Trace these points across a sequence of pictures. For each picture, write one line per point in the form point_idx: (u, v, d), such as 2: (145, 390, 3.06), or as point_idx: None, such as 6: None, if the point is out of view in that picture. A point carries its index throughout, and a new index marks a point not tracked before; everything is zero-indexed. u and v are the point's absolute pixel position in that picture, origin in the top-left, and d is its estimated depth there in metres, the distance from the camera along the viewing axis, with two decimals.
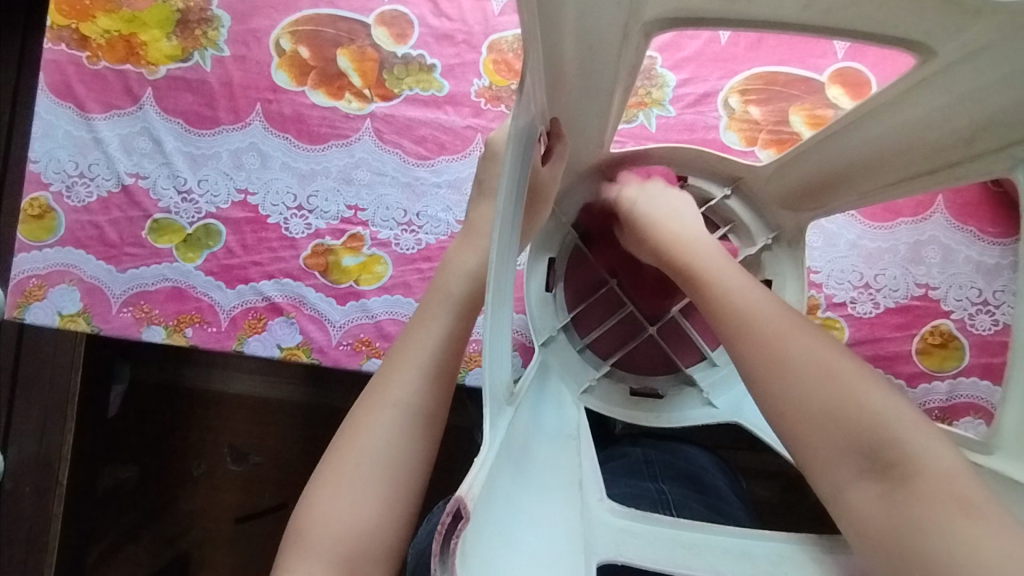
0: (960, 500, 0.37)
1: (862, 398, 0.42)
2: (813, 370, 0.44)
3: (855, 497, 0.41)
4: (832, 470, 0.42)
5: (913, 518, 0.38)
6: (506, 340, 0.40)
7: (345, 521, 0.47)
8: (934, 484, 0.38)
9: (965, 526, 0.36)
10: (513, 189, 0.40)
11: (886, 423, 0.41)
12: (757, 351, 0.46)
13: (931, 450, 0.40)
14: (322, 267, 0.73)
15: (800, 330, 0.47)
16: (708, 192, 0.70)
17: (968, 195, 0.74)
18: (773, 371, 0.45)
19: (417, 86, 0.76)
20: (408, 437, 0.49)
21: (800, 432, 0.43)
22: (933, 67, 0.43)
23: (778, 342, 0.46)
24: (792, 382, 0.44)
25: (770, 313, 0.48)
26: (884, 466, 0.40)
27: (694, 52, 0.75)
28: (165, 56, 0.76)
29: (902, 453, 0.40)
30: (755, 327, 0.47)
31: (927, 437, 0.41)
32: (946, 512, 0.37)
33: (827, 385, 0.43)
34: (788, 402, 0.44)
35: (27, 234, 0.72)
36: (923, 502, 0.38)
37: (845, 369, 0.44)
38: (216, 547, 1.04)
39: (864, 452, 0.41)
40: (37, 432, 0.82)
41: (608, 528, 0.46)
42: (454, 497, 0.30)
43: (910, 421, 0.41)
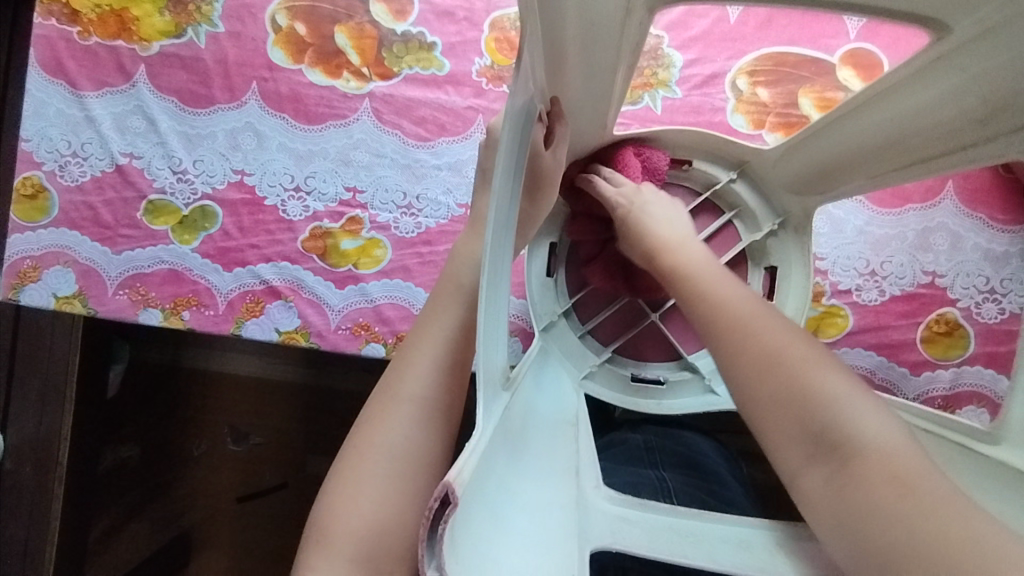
0: (900, 480, 0.35)
1: (806, 379, 0.40)
2: (759, 354, 0.42)
3: (807, 482, 0.39)
4: (786, 456, 0.40)
5: (856, 500, 0.36)
6: (503, 325, 0.40)
7: (368, 519, 0.44)
8: (874, 465, 0.36)
9: (903, 507, 0.34)
10: (509, 171, 0.38)
11: (829, 403, 0.39)
12: (715, 338, 0.46)
13: (877, 429, 0.38)
14: (321, 250, 0.72)
15: (756, 315, 0.45)
16: (714, 176, 0.69)
17: (978, 181, 0.73)
18: (727, 359, 0.44)
19: (416, 65, 0.74)
20: (427, 429, 0.48)
21: (756, 419, 0.42)
22: (947, 46, 0.42)
23: (733, 327, 0.45)
24: (741, 366, 0.43)
25: (731, 300, 0.47)
26: (829, 449, 0.38)
27: (702, 31, 0.73)
28: (158, 32, 0.74)
29: (843, 433, 0.38)
30: (712, 313, 0.47)
31: (875, 417, 0.38)
32: (885, 493, 0.35)
33: (771, 367, 0.42)
34: (741, 388, 0.43)
35: (21, 214, 0.71)
36: (864, 482, 0.36)
37: (794, 353, 0.42)
38: (217, 523, 1.06)
39: (810, 436, 0.39)
40: (36, 412, 0.81)
41: (606, 515, 0.45)
42: (442, 481, 0.27)
43: (860, 401, 0.39)
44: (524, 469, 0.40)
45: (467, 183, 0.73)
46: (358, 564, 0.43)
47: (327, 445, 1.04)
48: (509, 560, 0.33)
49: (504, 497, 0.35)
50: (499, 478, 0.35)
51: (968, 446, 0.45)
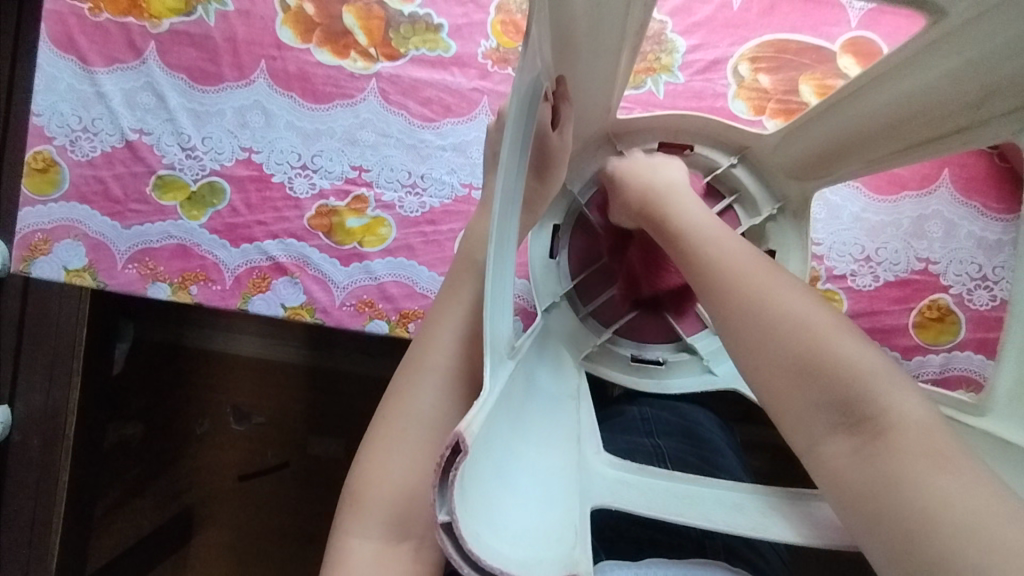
0: (929, 452, 0.38)
1: (838, 352, 0.42)
2: (793, 329, 0.44)
3: (831, 450, 0.41)
4: (809, 426, 0.42)
5: (885, 471, 0.38)
6: (508, 296, 0.41)
7: (400, 484, 0.46)
8: (905, 437, 0.38)
9: (938, 477, 0.36)
10: (515, 147, 0.40)
11: (861, 379, 0.41)
12: (743, 305, 0.46)
13: (903, 402, 0.40)
14: (326, 228, 0.73)
15: (786, 289, 0.46)
16: (714, 161, 0.70)
17: (974, 170, 0.74)
18: (755, 333, 0.45)
19: (423, 46, 0.75)
20: (453, 399, 0.48)
21: (777, 392, 0.44)
22: (942, 30, 0.43)
23: (763, 302, 0.46)
24: (771, 338, 0.44)
25: (755, 275, 0.48)
26: (857, 421, 0.40)
27: (706, 17, 0.74)
28: (169, 9, 0.75)
29: (875, 407, 0.40)
30: (740, 280, 0.48)
31: (901, 390, 0.41)
32: (919, 464, 0.37)
33: (806, 339, 0.43)
34: (768, 362, 0.44)
35: (32, 188, 0.73)
36: (895, 453, 0.38)
37: (824, 329, 0.43)
38: (217, 501, 1.07)
39: (839, 408, 0.41)
40: (44, 385, 0.83)
41: (605, 479, 0.47)
42: (453, 430, 0.29)
43: (886, 375, 0.41)
44: (527, 435, 0.41)
45: (470, 164, 0.75)
46: (390, 527, 0.45)
47: (328, 424, 1.06)
48: (515, 516, 0.34)
49: (508, 457, 0.37)
50: (504, 440, 0.37)
51: (954, 417, 0.47)
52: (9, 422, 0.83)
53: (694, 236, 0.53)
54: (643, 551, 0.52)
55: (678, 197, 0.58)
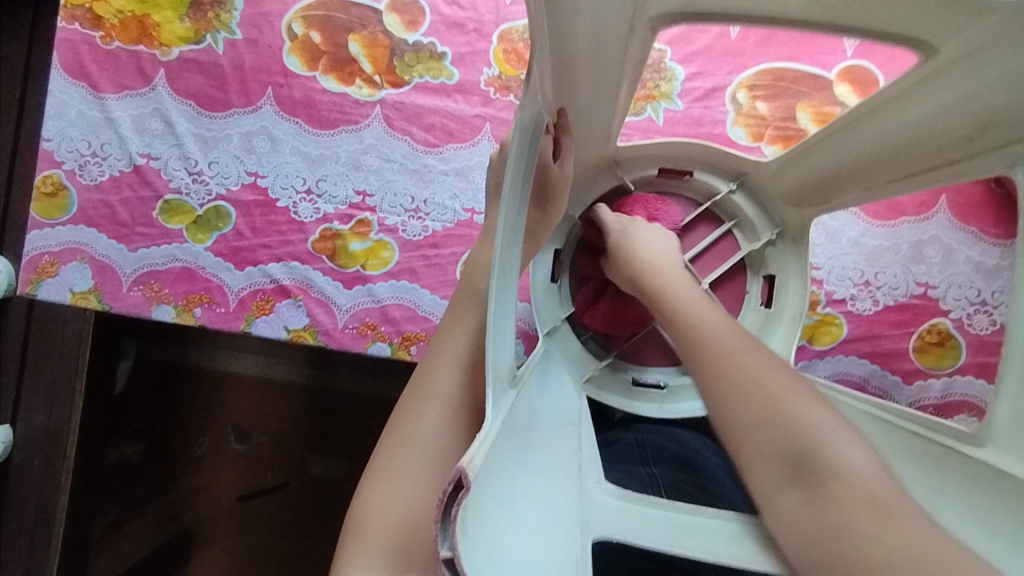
0: (871, 504, 0.37)
1: (787, 407, 0.43)
2: (751, 383, 0.45)
3: (783, 504, 0.41)
4: (763, 479, 0.43)
5: (829, 523, 0.38)
6: (509, 327, 0.41)
7: (402, 514, 0.46)
8: (849, 489, 0.38)
9: (877, 525, 0.36)
10: (517, 179, 0.40)
11: (810, 431, 0.41)
12: (704, 362, 0.48)
13: (851, 455, 0.40)
14: (330, 251, 0.74)
15: (747, 346, 0.48)
16: (714, 187, 0.71)
17: (971, 195, 0.75)
18: (714, 387, 0.47)
19: (427, 74, 0.77)
20: (456, 428, 0.48)
21: (734, 447, 0.45)
22: (935, 65, 0.44)
23: (724, 356, 0.47)
24: (730, 393, 0.45)
25: (719, 331, 0.50)
26: (804, 473, 0.40)
27: (704, 46, 0.76)
28: (178, 37, 0.77)
29: (823, 459, 0.40)
30: (703, 339, 0.50)
31: (848, 444, 0.41)
32: (856, 515, 0.37)
33: (757, 394, 0.44)
34: (726, 414, 0.45)
35: (40, 211, 0.74)
36: (838, 505, 0.38)
37: (778, 382, 0.44)
38: (216, 522, 1.07)
39: (791, 461, 0.41)
40: (47, 405, 0.83)
41: (606, 507, 0.47)
42: (456, 466, 0.29)
43: (834, 429, 0.41)
44: (529, 463, 0.41)
45: (473, 189, 0.75)
46: (392, 557, 0.45)
47: (328, 444, 1.05)
48: (516, 548, 0.35)
49: (511, 489, 0.37)
50: (506, 471, 0.37)
51: (955, 448, 0.46)
52: (11, 441, 0.83)
53: (671, 295, 0.55)
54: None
55: (658, 256, 0.60)
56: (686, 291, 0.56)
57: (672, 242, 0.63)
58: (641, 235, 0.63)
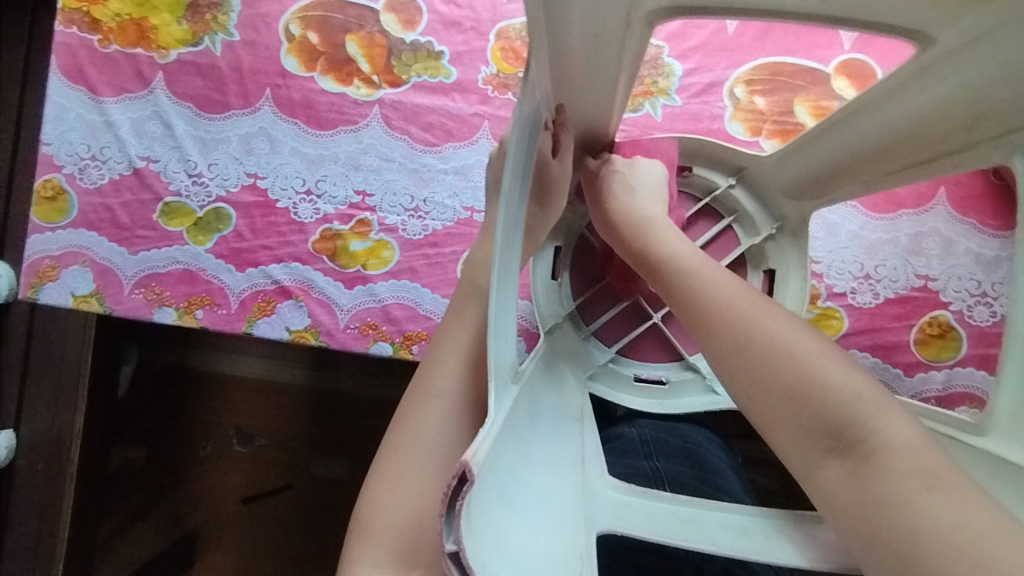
0: (924, 474, 0.35)
1: (821, 375, 0.39)
2: (778, 354, 0.41)
3: (823, 478, 0.38)
4: (799, 452, 0.39)
5: (881, 499, 0.35)
6: (511, 323, 0.42)
7: (407, 511, 0.46)
8: (896, 460, 0.36)
9: (935, 501, 0.33)
10: (516, 175, 0.41)
11: (848, 398, 0.38)
12: (723, 331, 0.44)
13: (892, 421, 0.37)
14: (330, 251, 0.74)
15: (766, 309, 0.44)
16: (713, 182, 0.71)
17: (969, 187, 0.75)
18: (734, 357, 0.43)
19: (425, 73, 0.77)
20: (459, 425, 0.49)
21: (761, 421, 0.41)
22: (932, 55, 0.44)
23: (743, 323, 0.43)
24: (755, 365, 0.41)
25: (734, 297, 0.45)
26: (847, 444, 0.37)
27: (701, 42, 0.76)
28: (176, 40, 0.77)
29: (865, 428, 0.37)
30: (719, 308, 0.45)
31: (887, 409, 0.38)
32: (910, 488, 0.34)
33: (788, 363, 0.40)
34: (752, 385, 0.41)
35: (40, 216, 0.74)
36: (888, 479, 0.35)
37: (808, 348, 0.41)
38: (220, 525, 1.07)
39: (829, 432, 0.38)
40: (49, 410, 0.83)
41: (610, 501, 0.47)
42: (460, 459, 0.30)
43: (871, 395, 0.38)
44: (532, 458, 0.42)
45: (472, 187, 0.76)
46: (397, 554, 0.45)
47: (331, 445, 1.06)
48: (521, 541, 0.35)
49: (514, 483, 0.37)
50: (510, 466, 0.37)
51: (957, 438, 0.47)
52: (14, 446, 0.83)
53: (676, 263, 0.51)
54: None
55: (656, 218, 0.57)
56: (689, 256, 0.52)
57: (660, 208, 0.60)
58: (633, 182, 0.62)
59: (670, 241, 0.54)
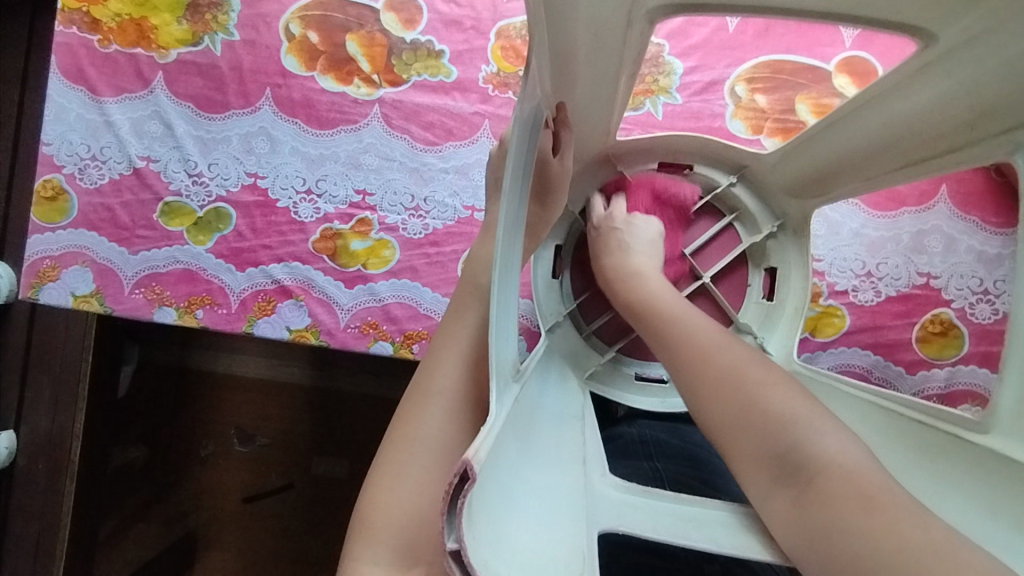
0: (858, 495, 0.36)
1: (762, 403, 0.43)
2: (727, 384, 0.46)
3: (774, 505, 0.41)
4: (755, 482, 0.43)
5: (820, 519, 0.37)
6: (512, 321, 0.41)
7: (408, 510, 0.46)
8: (833, 479, 0.38)
9: (862, 515, 0.35)
10: (518, 173, 0.40)
11: (789, 425, 0.41)
12: (686, 370, 0.49)
13: (832, 444, 0.40)
14: (331, 251, 0.74)
15: (726, 349, 0.49)
16: (714, 180, 0.71)
17: (971, 184, 0.75)
18: (695, 393, 0.48)
19: (425, 72, 0.77)
20: (460, 423, 0.48)
21: (727, 453, 0.45)
22: (933, 53, 0.44)
23: (703, 361, 0.48)
24: (710, 398, 0.46)
25: (701, 337, 0.51)
26: (791, 470, 0.40)
27: (702, 40, 0.76)
28: (176, 40, 0.77)
29: (804, 452, 0.40)
30: (684, 346, 0.51)
31: (830, 434, 0.41)
32: (845, 508, 0.36)
33: (734, 395, 0.45)
34: (711, 419, 0.46)
35: (40, 216, 0.74)
36: (823, 499, 0.38)
37: (755, 380, 0.45)
38: (220, 525, 1.07)
39: (774, 459, 0.41)
40: (50, 410, 0.83)
41: (612, 500, 0.47)
42: (461, 458, 0.29)
43: (813, 421, 0.41)
44: (533, 457, 0.41)
45: (473, 187, 0.75)
46: (399, 552, 0.45)
47: (332, 445, 1.06)
48: (523, 541, 0.35)
49: (516, 482, 0.37)
50: (511, 465, 0.37)
51: (959, 435, 0.46)
52: (15, 446, 0.83)
53: (655, 306, 0.57)
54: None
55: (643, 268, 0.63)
56: (669, 301, 0.57)
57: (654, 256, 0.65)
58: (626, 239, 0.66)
59: (653, 286, 0.60)
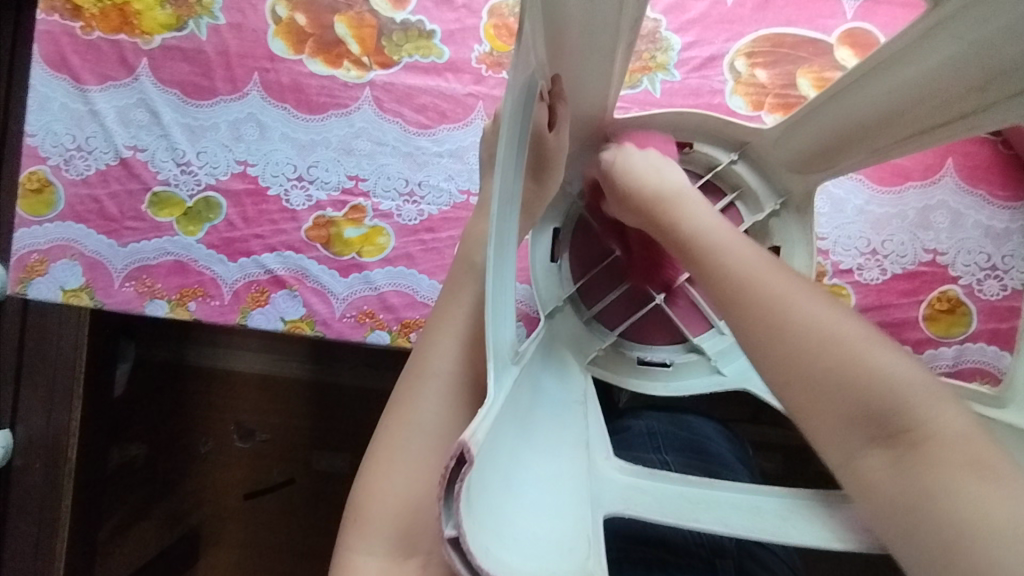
0: (972, 464, 0.35)
1: (867, 360, 0.39)
2: (819, 334, 0.40)
3: (865, 464, 0.38)
4: (838, 442, 0.39)
5: (929, 487, 0.35)
6: (510, 302, 0.40)
7: (402, 497, 0.45)
8: (946, 452, 0.36)
9: (986, 490, 0.34)
10: (512, 144, 0.39)
11: (895, 386, 0.38)
12: (756, 311, 0.42)
13: (938, 410, 0.38)
14: (324, 239, 0.72)
15: (806, 293, 0.42)
16: (715, 158, 0.69)
17: (977, 158, 0.73)
18: (771, 341, 0.41)
19: (416, 53, 0.75)
20: (456, 406, 0.47)
21: (805, 404, 0.40)
22: (943, 12, 0.42)
23: (783, 303, 0.42)
24: (797, 349, 0.40)
25: (767, 272, 0.44)
26: (892, 434, 0.37)
27: (700, 14, 0.74)
28: (160, 25, 0.75)
29: (911, 419, 0.37)
30: (752, 283, 0.43)
31: (933, 396, 0.38)
32: (960, 477, 0.35)
33: (827, 347, 0.39)
34: (788, 366, 0.40)
35: (26, 209, 0.72)
36: (937, 468, 0.36)
37: (849, 330, 0.40)
38: (223, 521, 1.06)
39: (874, 421, 0.38)
40: (45, 409, 0.82)
41: (615, 484, 0.46)
42: (457, 440, 0.28)
43: (915, 382, 0.38)
44: (534, 442, 0.40)
45: (468, 170, 0.74)
46: (394, 541, 0.44)
47: (331, 439, 1.04)
48: (524, 524, 0.34)
49: (516, 466, 0.36)
50: (511, 449, 0.35)
51: (976, 410, 0.46)
52: (11, 446, 0.82)
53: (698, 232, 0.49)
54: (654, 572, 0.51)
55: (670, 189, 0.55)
56: (712, 228, 0.49)
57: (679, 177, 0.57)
58: (638, 163, 0.58)
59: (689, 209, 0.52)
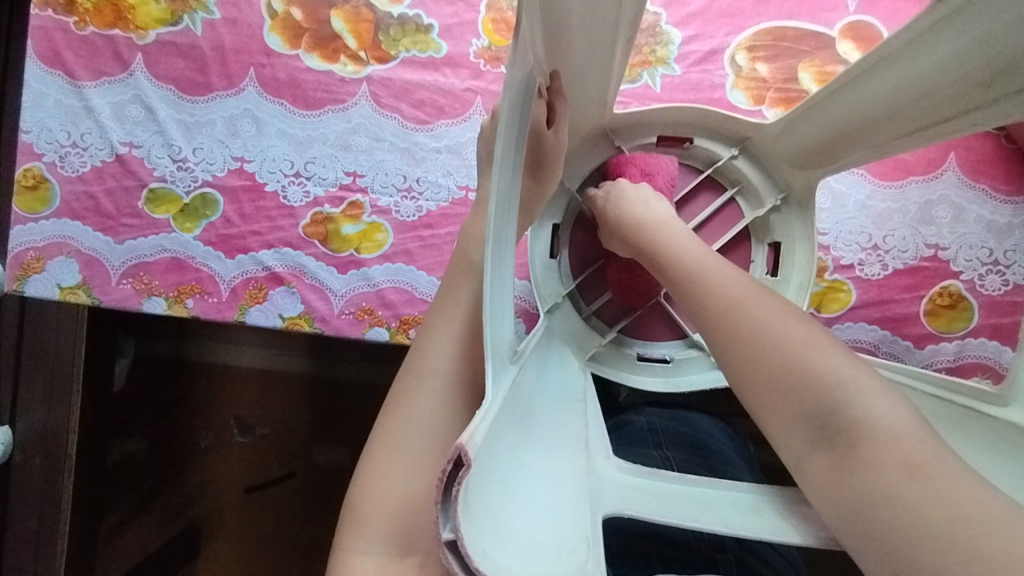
0: (906, 463, 0.34)
1: (806, 362, 0.40)
2: (760, 339, 0.42)
3: (813, 469, 0.39)
4: (788, 445, 0.40)
5: (862, 487, 0.35)
6: (509, 302, 0.40)
7: (400, 497, 0.45)
8: (883, 449, 0.36)
9: (914, 489, 0.33)
10: (510, 142, 0.38)
11: (832, 387, 0.38)
12: (710, 321, 0.45)
13: (880, 410, 0.37)
14: (322, 236, 0.72)
15: (758, 301, 0.44)
16: (716, 153, 0.69)
17: (980, 152, 0.73)
18: (723, 350, 0.44)
19: (414, 48, 0.74)
20: (454, 405, 0.47)
21: (757, 408, 0.42)
22: (947, 7, 0.42)
23: (731, 312, 0.44)
24: (743, 356, 0.42)
25: (723, 283, 0.47)
26: (832, 435, 0.38)
27: (700, 7, 0.73)
28: (155, 20, 0.74)
29: (849, 419, 0.37)
30: (706, 296, 0.46)
31: (877, 398, 0.38)
32: (892, 476, 0.34)
33: (769, 351, 0.41)
34: (738, 373, 0.43)
35: (22, 206, 0.72)
36: (870, 467, 0.35)
37: (792, 333, 0.41)
38: (225, 516, 1.06)
39: (814, 423, 0.39)
40: (44, 405, 0.82)
41: (615, 483, 0.46)
42: (455, 443, 0.27)
43: (857, 383, 0.38)
44: (533, 442, 0.40)
45: (466, 166, 0.73)
46: (392, 541, 0.44)
47: (331, 435, 1.04)
48: (522, 525, 0.33)
49: (514, 467, 0.35)
50: (509, 449, 0.35)
51: (977, 409, 0.45)
52: (10, 442, 0.81)
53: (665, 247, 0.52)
54: (653, 566, 0.51)
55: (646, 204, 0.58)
56: (683, 244, 0.52)
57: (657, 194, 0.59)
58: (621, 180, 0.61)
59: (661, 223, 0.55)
